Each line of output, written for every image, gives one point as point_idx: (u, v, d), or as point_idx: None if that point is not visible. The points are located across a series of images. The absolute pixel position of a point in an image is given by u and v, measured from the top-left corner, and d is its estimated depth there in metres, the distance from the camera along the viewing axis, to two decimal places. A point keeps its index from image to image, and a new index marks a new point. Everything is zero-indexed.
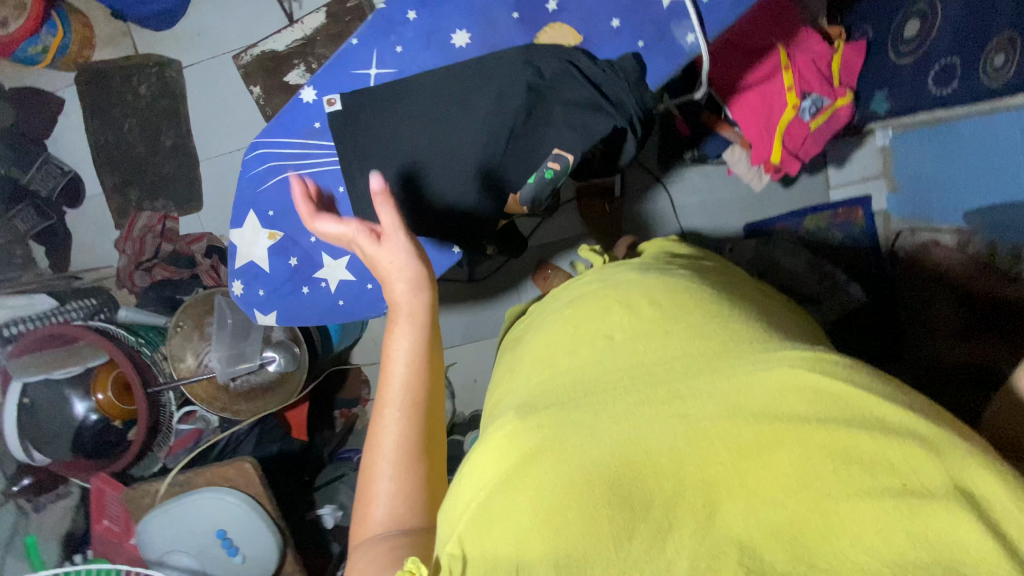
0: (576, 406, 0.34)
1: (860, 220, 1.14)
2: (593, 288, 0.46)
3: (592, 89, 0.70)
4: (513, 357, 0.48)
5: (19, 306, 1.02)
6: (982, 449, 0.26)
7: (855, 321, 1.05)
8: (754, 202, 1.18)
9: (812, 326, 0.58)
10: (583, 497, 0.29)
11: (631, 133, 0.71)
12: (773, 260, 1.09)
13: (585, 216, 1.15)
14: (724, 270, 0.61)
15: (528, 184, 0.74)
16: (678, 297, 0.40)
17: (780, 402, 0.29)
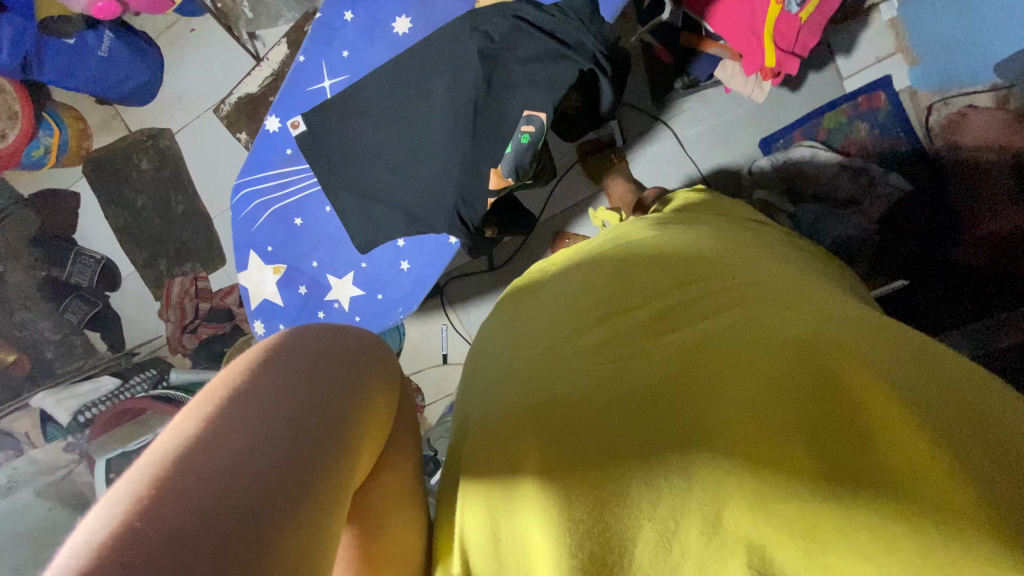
0: (605, 412, 0.40)
1: (885, 106, 1.02)
2: (600, 280, 0.51)
3: (547, 39, 0.67)
4: (518, 342, 0.52)
5: (87, 392, 1.09)
6: (978, 448, 0.31)
7: (903, 219, 0.95)
8: (762, 114, 1.08)
9: (803, 257, 0.59)
10: (592, 503, 0.37)
11: (602, 75, 0.67)
12: (798, 171, 1.01)
13: (591, 174, 1.11)
14: (708, 221, 0.62)
15: (507, 154, 0.69)
16: (690, 295, 0.45)
17: (794, 403, 0.35)
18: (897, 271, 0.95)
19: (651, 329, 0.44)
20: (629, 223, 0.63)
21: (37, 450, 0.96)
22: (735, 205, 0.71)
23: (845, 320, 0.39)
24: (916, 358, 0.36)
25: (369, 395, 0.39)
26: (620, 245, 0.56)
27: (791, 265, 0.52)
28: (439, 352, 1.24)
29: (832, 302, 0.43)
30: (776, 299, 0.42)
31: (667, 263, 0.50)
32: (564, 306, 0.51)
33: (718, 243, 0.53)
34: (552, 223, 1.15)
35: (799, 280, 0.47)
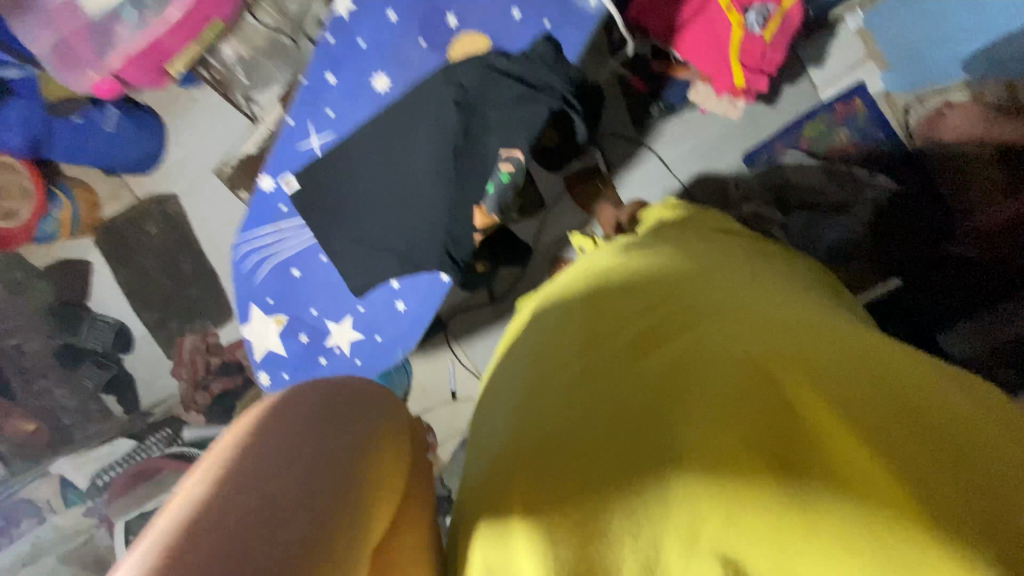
0: (593, 436, 0.41)
1: (863, 111, 1.05)
2: (581, 304, 0.52)
3: (519, 83, 0.71)
4: (508, 369, 0.53)
5: (101, 455, 1.07)
6: (922, 461, 0.36)
7: (892, 220, 0.98)
8: (743, 130, 1.10)
9: (770, 264, 0.63)
10: (583, 528, 0.38)
11: (572, 111, 0.71)
12: (785, 182, 1.05)
13: (580, 202, 1.13)
14: (682, 237, 0.65)
15: (489, 194, 0.74)
16: (665, 312, 0.47)
17: (767, 422, 0.38)
18: (896, 271, 0.97)
19: (633, 349, 0.45)
20: (604, 248, 0.65)
21: (60, 515, 0.99)
22: (720, 220, 0.74)
23: (808, 335, 0.42)
24: (863, 367, 0.40)
25: (382, 436, 0.41)
26: (597, 270, 0.57)
27: (757, 276, 0.55)
28: (447, 390, 1.25)
29: (792, 313, 0.46)
30: (742, 314, 0.44)
31: (642, 281, 0.52)
32: (547, 335, 0.52)
33: (690, 259, 0.55)
34: (547, 252, 1.17)
35: (766, 293, 0.50)
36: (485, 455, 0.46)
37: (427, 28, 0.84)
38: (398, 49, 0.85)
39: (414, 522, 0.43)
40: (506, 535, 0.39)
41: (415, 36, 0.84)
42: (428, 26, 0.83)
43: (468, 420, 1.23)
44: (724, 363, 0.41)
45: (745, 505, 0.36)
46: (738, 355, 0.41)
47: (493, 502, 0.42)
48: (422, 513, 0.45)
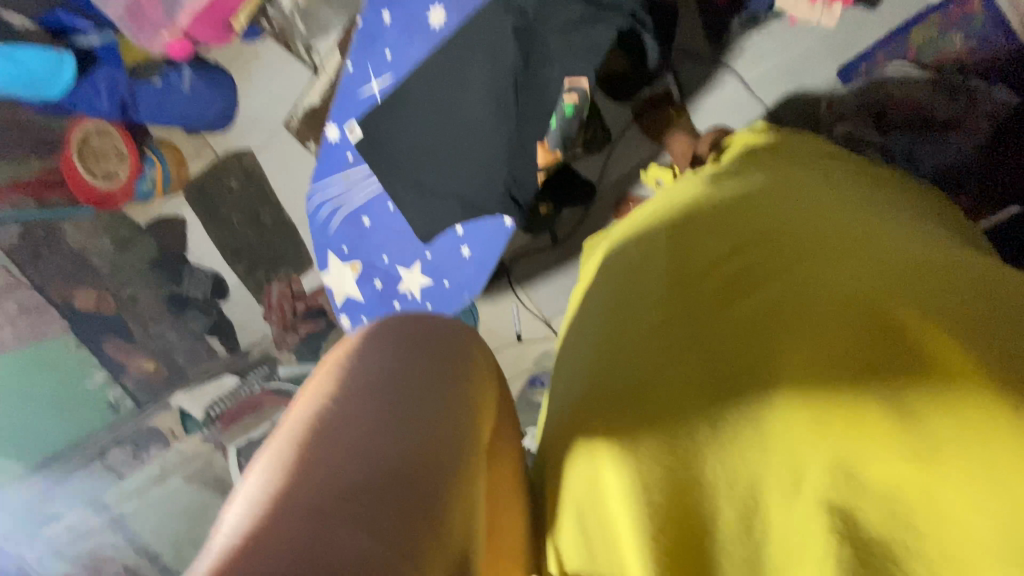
0: (674, 380, 0.41)
1: (981, 12, 0.88)
2: (656, 241, 0.50)
3: (582, 3, 0.66)
4: (580, 311, 0.53)
5: (213, 391, 1.22)
6: None
7: (1021, 138, 0.84)
8: (841, 38, 0.96)
9: (873, 189, 0.57)
10: (666, 465, 0.39)
11: (643, 31, 0.67)
12: (884, 99, 0.89)
13: (651, 135, 1.05)
14: (769, 166, 0.59)
15: (551, 132, 0.71)
16: (752, 250, 0.44)
17: (871, 362, 0.35)
18: (1019, 195, 0.86)
19: (716, 290, 0.43)
20: (680, 183, 0.61)
21: (182, 441, 1.10)
22: (812, 143, 0.67)
23: (924, 266, 0.38)
24: (1008, 297, 0.35)
25: (464, 384, 0.42)
26: (674, 206, 0.53)
27: (864, 204, 0.49)
28: (512, 331, 1.28)
29: (915, 244, 0.41)
30: (847, 247, 0.41)
31: (724, 215, 0.48)
32: (621, 280, 0.50)
33: (780, 189, 0.51)
34: (612, 190, 1.13)
35: (872, 220, 0.45)
36: (563, 396, 0.48)
37: None
38: None
39: (496, 452, 0.47)
40: (589, 471, 0.42)
41: None
42: None
43: (535, 360, 1.25)
44: (830, 302, 0.38)
45: (852, 451, 0.35)
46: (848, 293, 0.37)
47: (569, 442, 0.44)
48: (500, 446, 0.47)
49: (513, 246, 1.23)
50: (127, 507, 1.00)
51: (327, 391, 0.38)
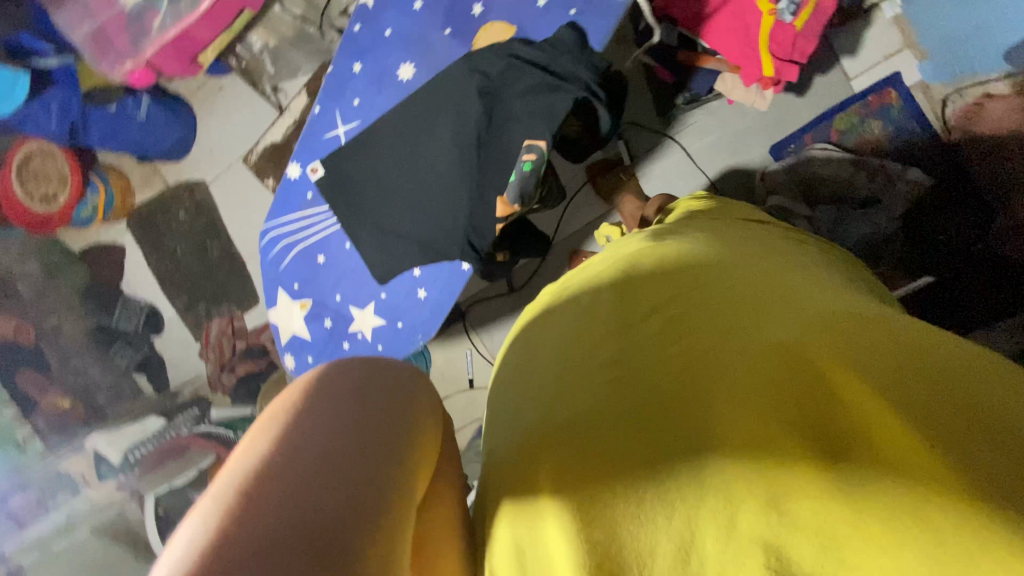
0: (615, 423, 0.42)
1: (897, 102, 1.02)
2: (604, 291, 0.53)
3: (541, 72, 0.71)
4: (526, 352, 0.54)
5: (134, 433, 1.12)
6: (975, 446, 0.33)
7: (921, 217, 0.95)
8: (772, 122, 1.08)
9: (803, 252, 0.62)
10: (603, 508, 0.40)
11: (598, 101, 0.70)
12: (810, 175, 1.01)
13: (601, 193, 1.13)
14: (710, 227, 0.64)
15: (510, 185, 0.72)
16: (689, 301, 0.47)
17: (790, 406, 0.38)
18: (929, 267, 0.94)
19: (655, 337, 0.46)
20: (629, 240, 0.65)
21: (93, 487, 1.04)
22: (749, 211, 0.73)
23: (839, 319, 0.41)
24: (909, 344, 0.39)
25: (407, 426, 0.42)
26: (622, 260, 0.57)
27: (791, 264, 0.54)
28: (464, 377, 1.26)
29: (831, 300, 0.45)
30: (773, 301, 0.44)
31: (665, 269, 0.52)
32: (571, 325, 0.52)
33: (716, 247, 0.55)
34: (567, 242, 1.17)
35: (796, 278, 0.49)
36: (507, 441, 0.48)
37: (453, 18, 0.84)
38: (422, 39, 0.86)
39: (437, 494, 0.46)
40: (529, 511, 0.42)
41: (440, 26, 0.84)
42: (455, 16, 0.83)
43: (486, 408, 1.24)
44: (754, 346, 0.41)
45: (777, 493, 0.36)
46: (770, 338, 0.40)
47: (515, 484, 0.45)
48: (438, 491, 0.46)
49: (470, 291, 1.24)
50: (26, 560, 0.96)
51: (276, 426, 0.38)
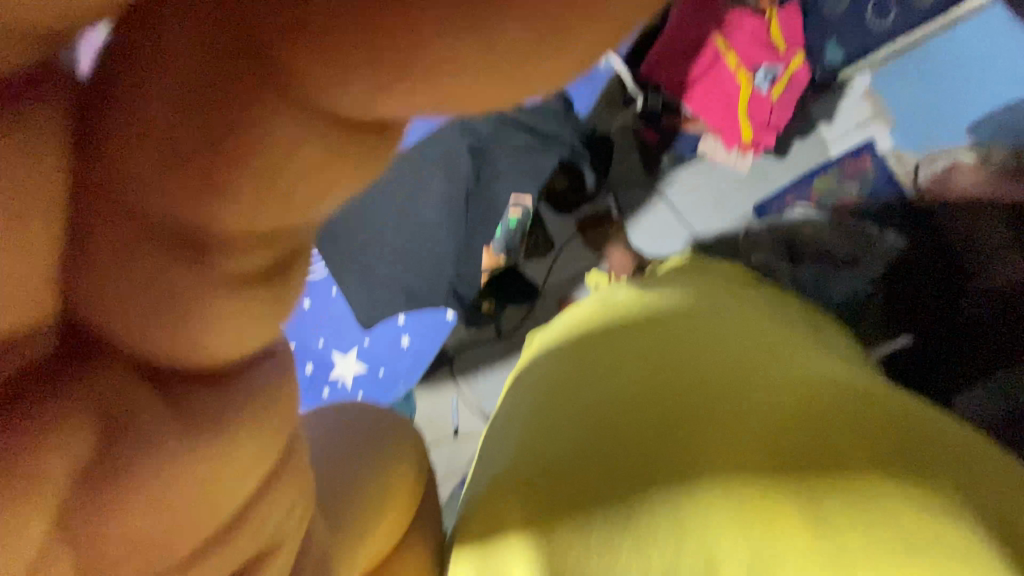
0: (596, 449, 0.45)
1: (871, 167, 1.06)
2: (592, 334, 0.57)
3: (527, 135, 0.75)
4: (518, 390, 0.58)
5: None
6: (912, 492, 0.40)
7: (899, 281, 0.96)
8: (752, 182, 1.14)
9: (779, 307, 0.66)
10: (581, 534, 0.41)
11: (579, 162, 0.78)
12: (793, 232, 1.04)
13: (591, 245, 1.18)
14: (689, 279, 0.70)
15: (496, 237, 0.76)
16: (671, 350, 0.52)
17: (764, 449, 0.42)
18: (903, 328, 0.95)
19: (639, 378, 0.50)
20: (612, 288, 0.70)
21: None
22: (725, 266, 0.76)
23: (803, 382, 0.48)
24: (860, 409, 0.46)
25: None
26: (608, 307, 0.62)
27: (762, 322, 0.60)
28: (448, 426, 1.24)
29: (815, 373, 0.50)
30: (748, 363, 0.50)
31: (649, 318, 0.57)
32: (559, 363, 0.56)
33: (696, 301, 0.60)
34: (554, 290, 1.19)
35: (769, 340, 0.55)
36: (490, 483, 0.48)
37: None
38: None
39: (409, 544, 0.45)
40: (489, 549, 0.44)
41: None
42: None
43: (469, 459, 1.20)
44: (755, 411, 0.45)
45: (760, 534, 0.39)
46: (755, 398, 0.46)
47: (483, 529, 0.46)
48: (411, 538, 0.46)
49: (456, 337, 1.23)
50: None
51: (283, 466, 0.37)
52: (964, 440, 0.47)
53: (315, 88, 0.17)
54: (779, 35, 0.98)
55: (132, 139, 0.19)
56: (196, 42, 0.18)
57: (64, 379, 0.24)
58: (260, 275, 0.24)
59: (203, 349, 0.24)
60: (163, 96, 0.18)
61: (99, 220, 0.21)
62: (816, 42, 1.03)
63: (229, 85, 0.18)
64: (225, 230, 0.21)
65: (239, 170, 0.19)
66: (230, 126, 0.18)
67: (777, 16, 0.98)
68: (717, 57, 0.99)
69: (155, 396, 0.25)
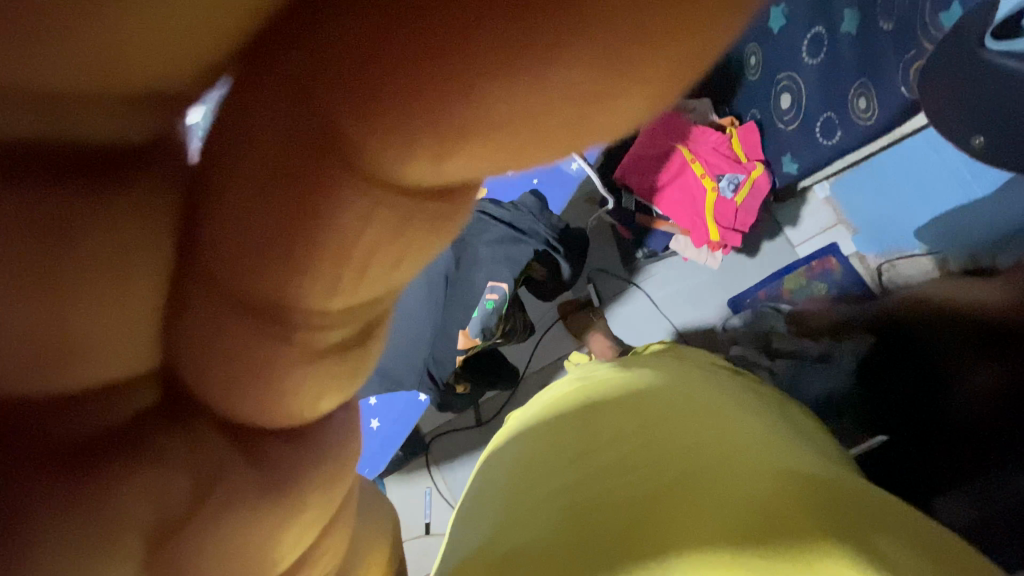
0: (570, 544, 0.45)
1: (837, 268, 1.14)
2: (571, 421, 0.59)
3: (508, 228, 0.80)
4: (498, 476, 0.59)
5: None
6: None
7: (861, 375, 0.95)
8: (726, 279, 1.23)
9: (756, 395, 0.68)
10: None
11: (553, 252, 0.83)
12: (767, 329, 1.11)
13: (573, 331, 1.21)
14: (673, 360, 0.72)
15: (473, 319, 0.77)
16: (650, 438, 0.54)
17: (737, 543, 0.41)
18: (882, 427, 0.92)
19: (617, 471, 0.51)
20: (597, 368, 0.73)
21: None
22: (707, 357, 0.77)
23: (779, 472, 0.48)
24: (838, 508, 0.45)
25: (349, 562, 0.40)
26: (589, 391, 0.64)
27: (742, 408, 0.60)
28: (420, 522, 1.18)
29: (793, 459, 0.51)
30: (729, 457, 0.50)
31: (625, 403, 0.59)
32: (540, 448, 0.58)
33: (674, 386, 0.62)
34: (537, 377, 1.20)
35: (751, 428, 0.56)
36: (473, 562, 0.49)
37: None
38: None
39: None
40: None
41: None
42: None
43: None
44: (727, 506, 0.44)
45: None
46: (734, 495, 0.45)
47: None
48: None
49: (435, 424, 1.21)
50: None
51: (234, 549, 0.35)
52: (938, 539, 0.47)
53: (376, 160, 0.15)
54: (740, 149, 1.09)
55: (219, 237, 0.18)
56: (278, 133, 0.16)
57: (157, 444, 0.21)
58: (339, 348, 0.22)
59: (274, 412, 0.23)
60: (248, 188, 0.17)
61: (193, 305, 0.20)
62: (775, 154, 1.10)
63: (307, 170, 0.16)
64: (303, 312, 0.19)
65: (315, 260, 0.18)
66: (309, 220, 0.16)
67: (736, 134, 1.09)
68: (684, 165, 1.08)
69: (240, 459, 0.23)
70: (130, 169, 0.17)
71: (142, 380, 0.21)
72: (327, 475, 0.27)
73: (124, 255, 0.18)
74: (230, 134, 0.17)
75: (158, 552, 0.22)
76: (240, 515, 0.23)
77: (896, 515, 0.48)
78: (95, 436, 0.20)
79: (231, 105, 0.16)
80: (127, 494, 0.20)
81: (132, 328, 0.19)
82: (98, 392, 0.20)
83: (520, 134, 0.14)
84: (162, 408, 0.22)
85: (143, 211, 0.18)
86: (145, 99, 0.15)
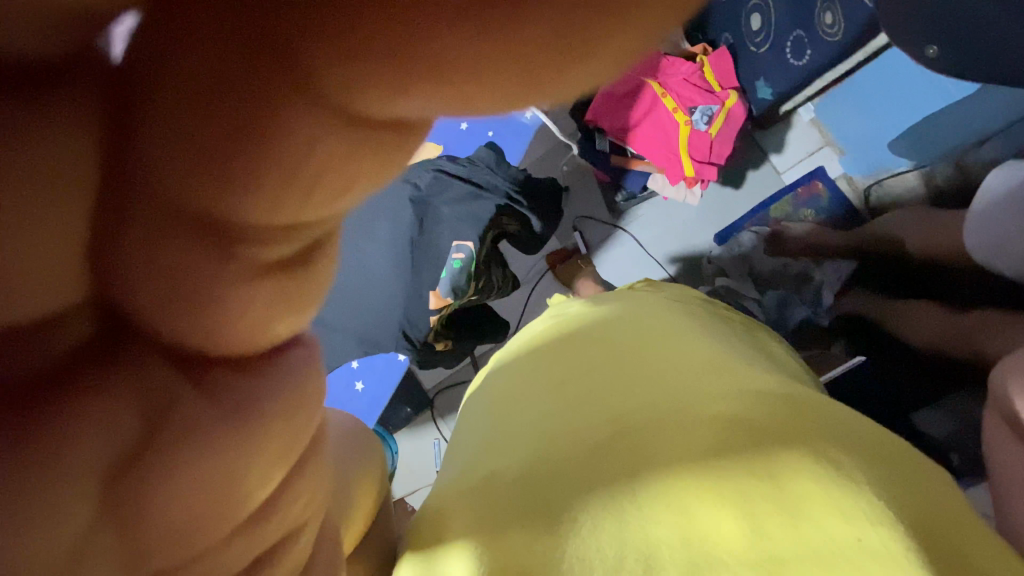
0: (550, 462, 0.47)
1: (824, 192, 1.12)
2: (544, 359, 0.61)
3: (465, 184, 0.81)
4: (473, 417, 0.62)
5: None
6: (856, 488, 0.41)
7: (858, 298, 1.02)
8: (714, 212, 1.21)
9: (734, 326, 0.69)
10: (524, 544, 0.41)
11: (514, 203, 0.83)
12: (748, 253, 1.14)
13: (562, 280, 1.21)
14: (652, 289, 0.75)
15: (442, 279, 0.78)
16: (641, 366, 0.55)
17: (708, 454, 0.44)
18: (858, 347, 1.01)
19: (595, 397, 0.53)
20: (569, 304, 0.74)
21: None
22: (682, 288, 0.77)
23: (766, 400, 0.48)
24: (804, 416, 0.48)
25: (342, 505, 0.43)
26: (569, 326, 0.65)
27: (716, 337, 0.62)
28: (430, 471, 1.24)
29: (761, 379, 0.53)
30: (710, 372, 0.52)
31: (605, 337, 0.61)
32: (521, 386, 0.59)
33: (648, 317, 0.63)
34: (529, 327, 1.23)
35: (728, 355, 0.57)
36: (449, 489, 0.52)
37: None
38: None
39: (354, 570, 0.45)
40: (433, 559, 0.44)
41: None
42: None
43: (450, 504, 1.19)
44: (698, 421, 0.46)
45: (697, 533, 0.40)
46: (712, 412, 0.47)
47: (431, 544, 0.47)
48: (355, 563, 0.46)
49: (436, 379, 1.25)
50: None
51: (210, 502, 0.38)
52: (899, 449, 0.49)
53: (339, 84, 0.15)
54: (713, 77, 1.05)
55: (154, 151, 0.17)
56: (215, 48, 0.15)
57: (99, 376, 0.20)
58: (285, 265, 0.21)
59: (225, 342, 0.22)
60: (182, 96, 0.16)
61: (129, 229, 0.19)
62: (749, 80, 1.06)
63: (250, 77, 0.15)
64: (249, 228, 0.19)
65: (263, 174, 0.17)
66: (255, 136, 0.16)
67: (707, 62, 1.04)
68: (655, 100, 1.04)
69: (190, 388, 0.22)
70: (48, 83, 0.16)
71: (76, 312, 0.20)
72: (292, 407, 0.26)
73: (55, 178, 0.17)
74: (165, 48, 0.15)
75: (120, 485, 0.21)
76: (199, 445, 0.22)
77: (861, 428, 0.51)
78: (35, 374, 0.19)
79: (157, 10, 0.15)
80: (75, 433, 0.19)
81: (63, 253, 0.18)
82: (29, 328, 0.19)
83: (452, 87, 0.14)
84: (100, 343, 0.21)
85: (66, 130, 0.16)
86: (69, 17, 0.15)
